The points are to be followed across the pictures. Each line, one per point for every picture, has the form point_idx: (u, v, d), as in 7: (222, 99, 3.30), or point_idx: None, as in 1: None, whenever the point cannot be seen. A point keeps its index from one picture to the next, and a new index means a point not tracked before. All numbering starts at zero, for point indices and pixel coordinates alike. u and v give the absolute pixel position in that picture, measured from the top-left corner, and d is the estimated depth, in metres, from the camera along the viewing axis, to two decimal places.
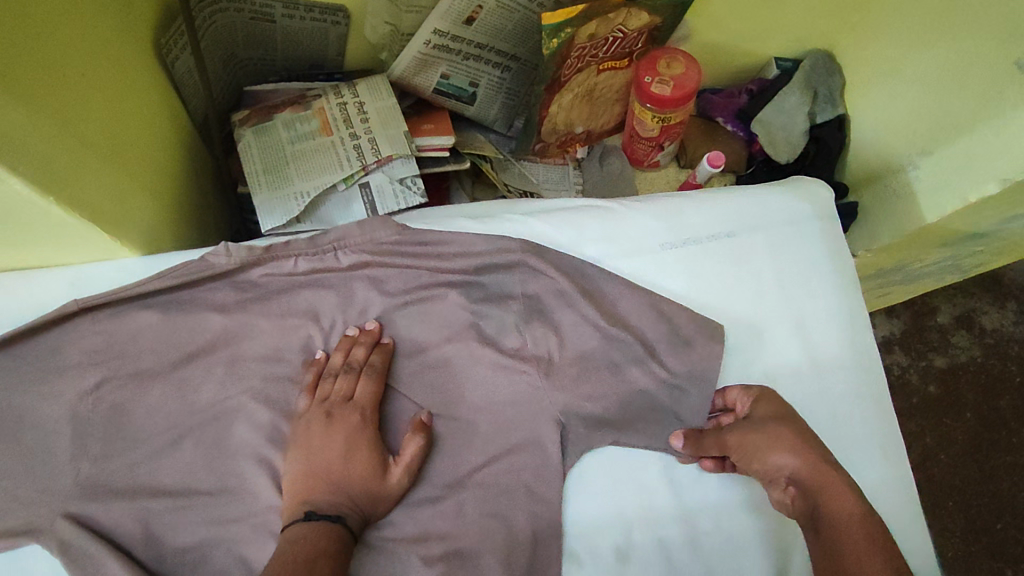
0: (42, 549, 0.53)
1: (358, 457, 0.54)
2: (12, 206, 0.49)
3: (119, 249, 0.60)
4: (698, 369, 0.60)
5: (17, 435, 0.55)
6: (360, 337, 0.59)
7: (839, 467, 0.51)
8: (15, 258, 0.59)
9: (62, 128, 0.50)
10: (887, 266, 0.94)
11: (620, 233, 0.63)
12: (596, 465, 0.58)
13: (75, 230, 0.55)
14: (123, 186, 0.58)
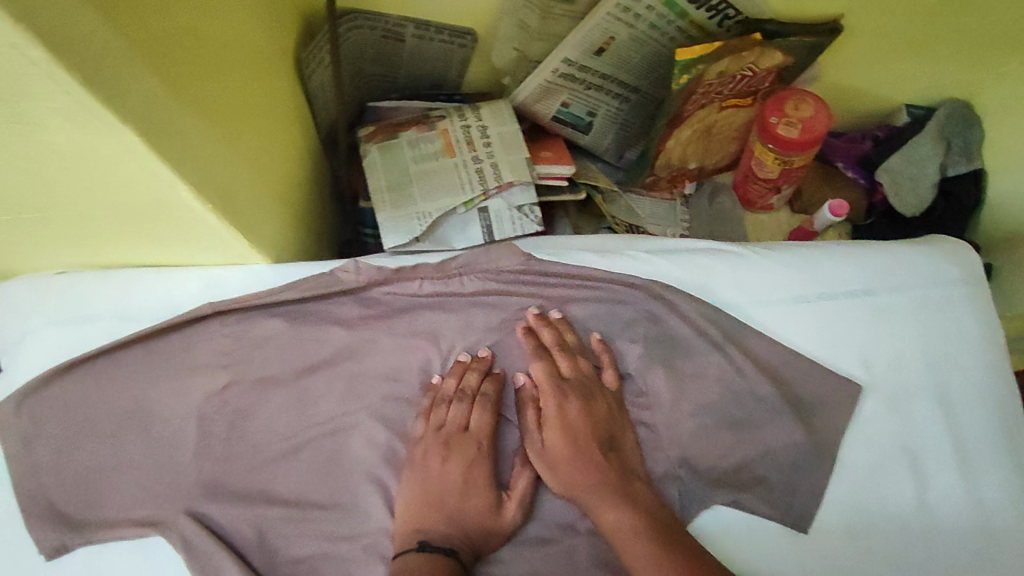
0: (165, 542, 0.55)
1: (474, 492, 0.55)
2: (173, 208, 0.50)
3: (251, 256, 0.61)
4: (822, 429, 0.58)
5: (148, 429, 0.58)
6: (473, 364, 0.59)
7: (581, 478, 0.55)
8: (156, 257, 0.61)
9: (222, 135, 0.52)
10: None
11: (752, 281, 0.62)
12: (716, 521, 0.57)
13: (218, 237, 0.56)
14: (260, 196, 0.59)
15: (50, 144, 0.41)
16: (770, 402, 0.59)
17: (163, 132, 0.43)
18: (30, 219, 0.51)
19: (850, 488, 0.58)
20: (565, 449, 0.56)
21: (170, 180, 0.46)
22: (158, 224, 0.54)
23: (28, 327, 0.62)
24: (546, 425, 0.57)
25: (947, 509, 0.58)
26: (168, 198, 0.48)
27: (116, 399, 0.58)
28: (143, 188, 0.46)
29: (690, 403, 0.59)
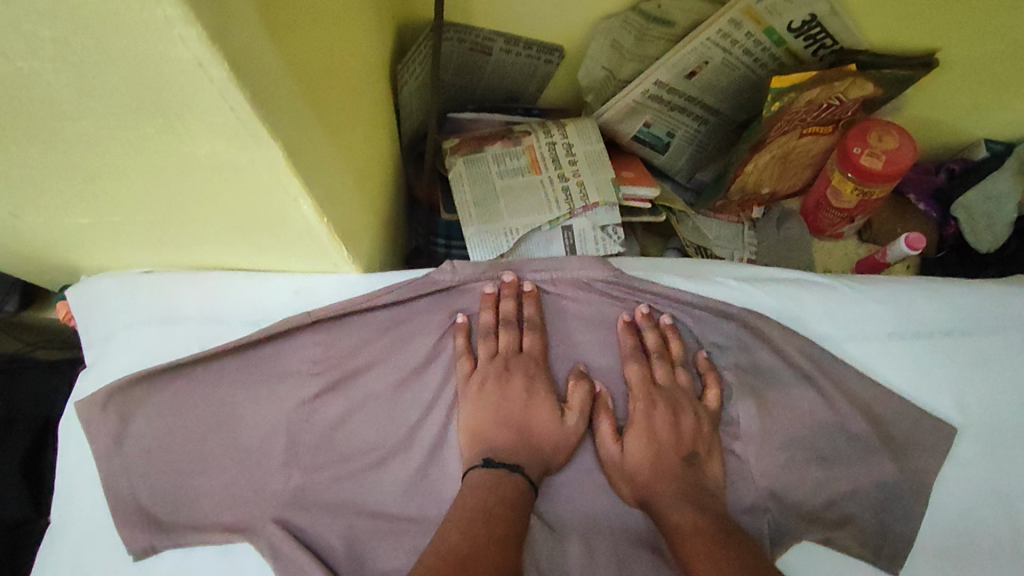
0: (252, 548, 0.54)
1: (538, 403, 0.57)
2: (289, 224, 0.49)
3: (347, 266, 0.61)
4: (917, 468, 0.58)
5: (235, 434, 0.57)
6: (505, 292, 0.61)
7: (659, 479, 0.56)
8: (250, 261, 0.61)
9: (341, 149, 0.51)
10: None
11: (846, 315, 0.62)
12: (803, 561, 0.56)
13: (319, 249, 0.55)
14: (358, 209, 0.59)
15: (191, 155, 0.40)
16: (864, 438, 0.58)
17: (302, 149, 0.41)
18: (140, 222, 0.50)
19: (941, 531, 0.57)
20: (645, 451, 0.57)
21: (295, 194, 0.44)
22: (267, 236, 0.53)
23: (115, 323, 0.63)
24: (634, 431, 0.57)
25: None
26: (286, 213, 0.47)
27: (203, 403, 0.58)
28: (268, 202, 0.46)
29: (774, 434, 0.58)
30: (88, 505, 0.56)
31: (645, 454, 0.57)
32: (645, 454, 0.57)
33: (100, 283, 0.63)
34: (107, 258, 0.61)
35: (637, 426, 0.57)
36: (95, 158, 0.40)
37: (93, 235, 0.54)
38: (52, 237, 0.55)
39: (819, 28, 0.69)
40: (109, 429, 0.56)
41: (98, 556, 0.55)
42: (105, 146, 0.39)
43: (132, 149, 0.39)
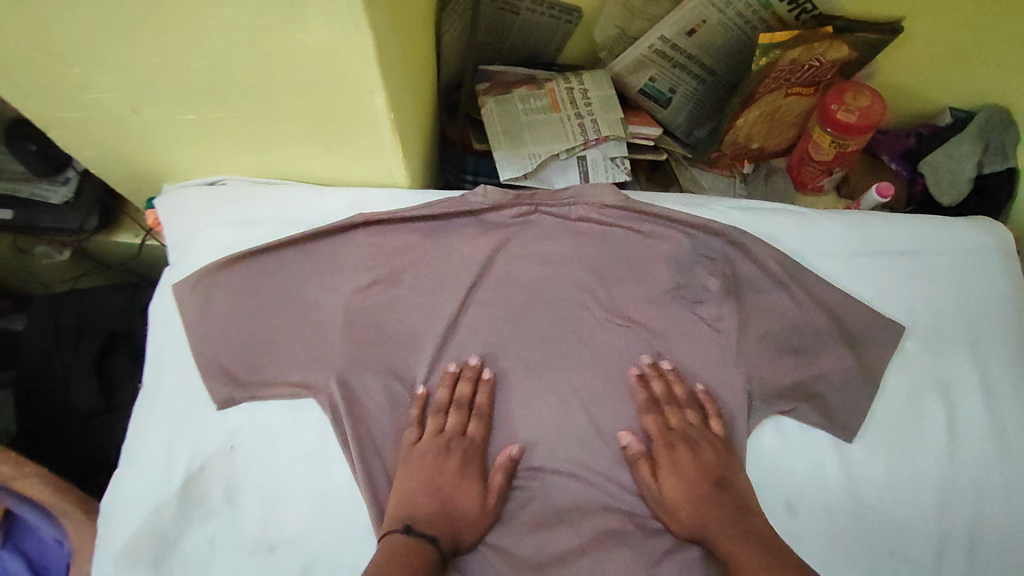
0: (315, 403, 0.66)
1: (467, 485, 0.62)
2: (363, 116, 0.64)
3: (401, 174, 0.75)
4: (871, 359, 0.69)
5: (301, 313, 0.68)
6: (463, 373, 0.66)
7: (691, 489, 0.62)
8: (321, 171, 0.75)
9: (405, 65, 0.66)
10: None
11: (815, 235, 0.73)
12: (773, 432, 0.67)
13: (380, 149, 0.70)
14: (414, 123, 0.74)
15: (302, 44, 0.55)
16: (829, 334, 0.69)
17: (383, 46, 0.57)
18: (241, 117, 0.65)
19: (893, 412, 0.67)
20: (670, 468, 0.63)
21: (373, 88, 0.60)
22: (343, 133, 0.68)
23: (195, 226, 0.73)
24: (662, 454, 0.64)
25: (978, 437, 0.67)
26: (363, 105, 0.63)
27: (275, 287, 0.69)
28: (351, 92, 0.61)
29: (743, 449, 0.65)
30: (176, 365, 0.67)
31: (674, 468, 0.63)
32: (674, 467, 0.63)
33: (185, 189, 0.74)
34: (198, 165, 0.74)
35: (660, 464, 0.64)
36: (231, 49, 0.56)
37: (200, 133, 0.69)
38: (162, 133, 0.69)
39: None
40: (196, 301, 0.68)
41: (187, 405, 0.66)
42: (240, 34, 0.54)
43: (261, 42, 0.54)
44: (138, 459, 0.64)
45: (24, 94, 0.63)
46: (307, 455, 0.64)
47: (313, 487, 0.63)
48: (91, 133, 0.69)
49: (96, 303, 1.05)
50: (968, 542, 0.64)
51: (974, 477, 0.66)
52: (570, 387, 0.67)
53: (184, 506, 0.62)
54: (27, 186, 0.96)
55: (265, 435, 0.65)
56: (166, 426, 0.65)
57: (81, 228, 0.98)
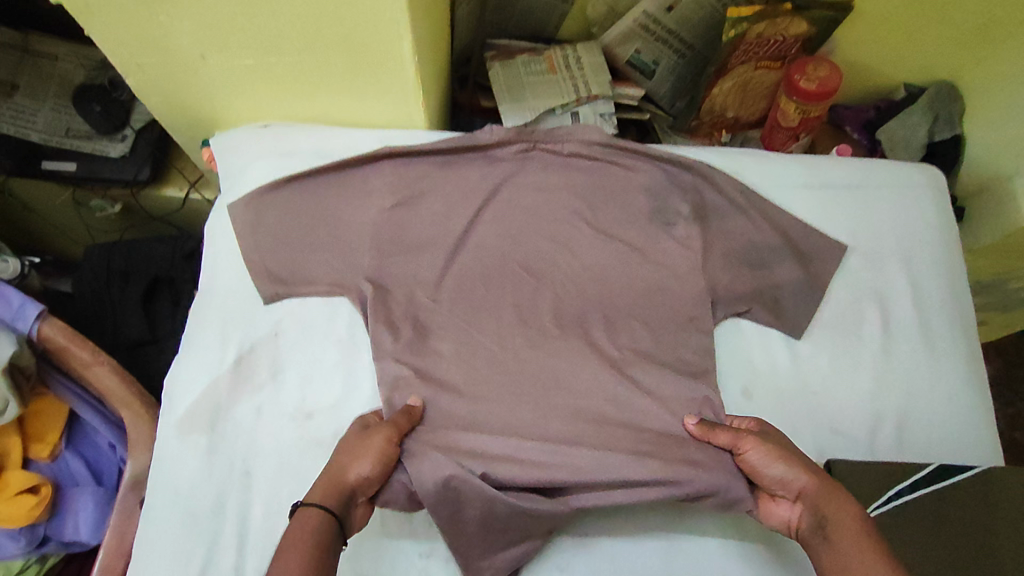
0: (348, 301, 0.79)
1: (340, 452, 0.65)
2: (392, 60, 0.78)
3: (420, 118, 0.89)
4: (818, 271, 0.81)
5: (334, 227, 0.80)
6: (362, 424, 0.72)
7: (831, 481, 0.62)
8: (353, 115, 0.89)
9: (424, 20, 0.79)
10: (986, 276, 1.18)
11: (773, 172, 0.86)
12: (733, 330, 0.79)
13: (403, 93, 0.84)
14: (430, 74, 0.87)
15: None
16: (784, 251, 0.81)
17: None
18: (289, 62, 0.79)
19: (836, 316, 0.80)
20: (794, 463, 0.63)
21: (401, 34, 0.74)
22: (374, 76, 0.81)
23: (244, 159, 0.86)
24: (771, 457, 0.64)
25: (910, 337, 0.79)
26: (391, 51, 0.76)
27: (312, 207, 0.81)
28: (383, 37, 0.74)
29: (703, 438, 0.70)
30: (229, 270, 0.80)
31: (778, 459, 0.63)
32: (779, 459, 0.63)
33: (237, 131, 0.88)
34: (249, 108, 0.88)
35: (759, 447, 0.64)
36: None
37: (253, 77, 0.82)
38: (221, 79, 0.82)
39: None
40: (247, 217, 0.81)
41: (235, 300, 0.78)
42: None
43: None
44: (195, 343, 0.76)
45: (111, 40, 0.76)
46: (339, 341, 0.77)
47: (344, 367, 0.76)
48: (159, 80, 0.83)
49: (142, 251, 1.14)
50: (899, 421, 0.75)
51: (907, 370, 0.77)
52: (562, 292, 0.79)
53: (236, 380, 0.74)
54: (89, 142, 1.10)
55: (304, 324, 0.77)
56: (219, 316, 0.77)
57: (134, 179, 1.10)
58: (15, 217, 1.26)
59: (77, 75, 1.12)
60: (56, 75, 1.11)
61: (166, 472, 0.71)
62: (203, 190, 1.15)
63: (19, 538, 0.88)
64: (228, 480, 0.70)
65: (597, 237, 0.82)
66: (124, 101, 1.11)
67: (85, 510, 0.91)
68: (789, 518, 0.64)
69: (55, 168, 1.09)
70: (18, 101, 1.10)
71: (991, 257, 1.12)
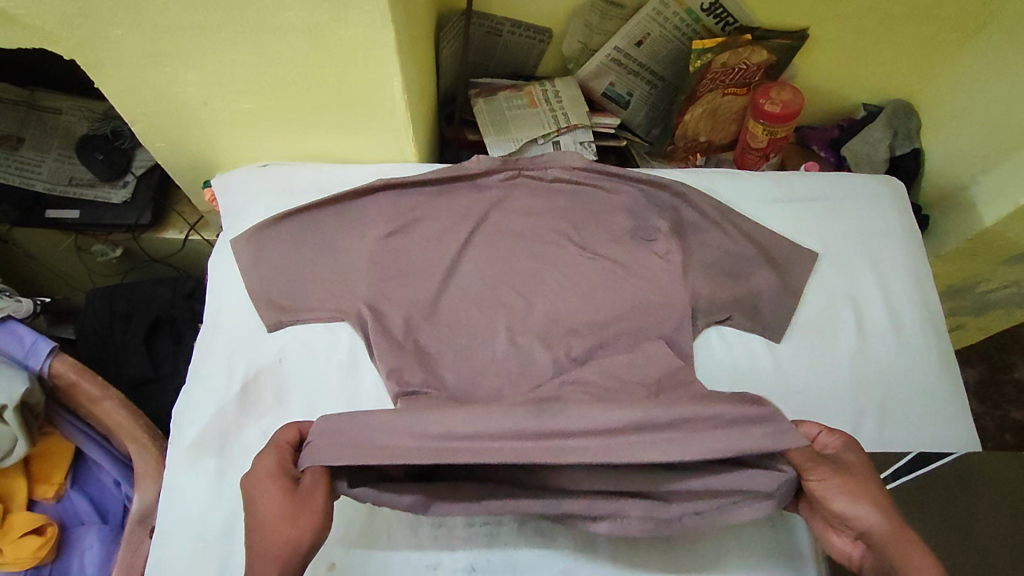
0: (347, 325, 0.81)
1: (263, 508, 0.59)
2: (382, 98, 0.84)
3: (410, 152, 0.94)
4: (793, 277, 0.86)
5: (333, 257, 0.84)
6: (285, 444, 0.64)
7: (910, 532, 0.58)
8: (348, 152, 0.95)
9: (410, 62, 0.85)
10: (960, 281, 1.23)
11: (743, 188, 0.92)
12: (717, 335, 0.83)
13: (394, 129, 0.89)
14: (418, 110, 0.93)
15: (340, 37, 0.74)
16: (758, 261, 0.86)
17: (400, 38, 0.76)
18: (286, 103, 0.85)
19: (812, 319, 0.84)
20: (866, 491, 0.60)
21: (392, 74, 0.79)
22: (366, 115, 0.87)
23: (244, 197, 0.91)
24: (849, 490, 0.60)
25: (884, 335, 0.83)
26: (382, 90, 0.82)
27: (311, 239, 0.86)
28: (375, 78, 0.80)
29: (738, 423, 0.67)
30: (234, 301, 0.83)
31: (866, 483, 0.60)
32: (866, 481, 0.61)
33: (239, 172, 0.93)
34: (249, 149, 0.93)
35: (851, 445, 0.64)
36: (287, 44, 0.75)
37: (252, 120, 0.88)
38: (222, 123, 0.88)
39: (723, 9, 1.03)
40: (249, 251, 0.85)
41: (240, 329, 0.81)
42: (295, 31, 0.73)
43: (313, 37, 0.74)
44: (203, 372, 0.79)
45: (120, 91, 0.82)
46: (340, 364, 0.79)
47: (347, 387, 0.79)
48: (164, 127, 0.88)
49: (143, 292, 1.17)
50: (879, 415, 0.79)
51: (884, 367, 0.81)
52: (553, 308, 0.83)
53: (243, 404, 0.77)
54: (92, 189, 1.15)
55: (306, 349, 0.80)
56: (225, 345, 0.80)
57: (136, 223, 1.15)
58: (17, 266, 1.29)
59: (80, 126, 1.17)
60: (59, 128, 1.17)
61: (177, 497, 0.73)
62: (202, 230, 1.19)
63: None
64: (238, 501, 0.73)
65: (583, 255, 0.86)
66: (126, 149, 1.16)
67: (91, 549, 0.93)
68: (851, 553, 0.61)
69: (59, 216, 1.13)
70: (24, 154, 1.15)
71: (956, 262, 1.17)
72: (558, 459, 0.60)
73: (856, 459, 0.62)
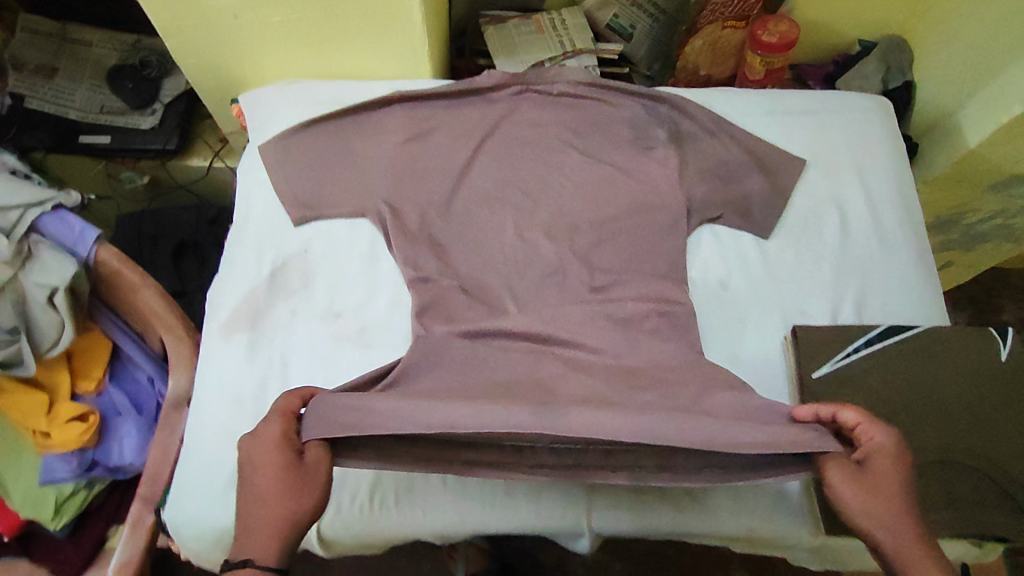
0: (366, 222, 0.88)
1: (267, 475, 0.59)
2: (400, 11, 0.89)
3: (425, 69, 1.00)
4: (782, 184, 0.92)
5: (352, 162, 0.90)
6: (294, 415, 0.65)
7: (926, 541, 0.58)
8: (367, 70, 1.01)
9: None
10: (947, 212, 1.28)
11: (737, 104, 0.98)
12: (709, 232, 0.90)
13: (410, 45, 0.95)
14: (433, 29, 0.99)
15: None
16: (751, 168, 0.92)
17: None
18: (309, 16, 0.90)
19: (798, 219, 0.90)
20: (886, 501, 0.59)
21: None
22: (384, 29, 0.93)
23: (270, 110, 0.97)
24: (871, 500, 0.59)
25: (866, 233, 0.89)
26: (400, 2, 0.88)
27: (333, 145, 0.91)
28: None
29: (740, 400, 0.70)
30: (262, 200, 0.90)
31: (893, 491, 0.59)
32: (894, 489, 0.59)
33: (265, 88, 0.99)
34: (274, 66, 0.99)
35: (887, 446, 0.61)
36: None
37: (277, 34, 0.94)
38: (249, 37, 0.94)
39: None
40: (276, 156, 0.91)
41: (267, 224, 0.88)
42: None
43: None
44: (236, 261, 0.86)
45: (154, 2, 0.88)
46: (361, 255, 0.86)
47: (367, 275, 0.85)
48: (195, 41, 0.95)
49: (169, 217, 1.25)
50: (857, 302, 0.85)
51: (864, 261, 0.88)
52: (557, 209, 0.90)
53: (271, 287, 0.84)
54: (123, 117, 1.22)
55: (329, 241, 0.87)
56: (254, 238, 0.87)
57: (164, 147, 1.22)
58: None
59: (110, 57, 1.24)
60: (90, 58, 1.24)
61: (213, 366, 0.80)
62: (226, 157, 1.27)
63: (70, 461, 0.98)
64: (267, 370, 0.80)
65: (586, 163, 0.92)
66: (154, 79, 1.23)
67: (129, 436, 1.02)
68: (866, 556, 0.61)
69: (92, 141, 1.20)
70: (58, 82, 1.22)
71: (943, 190, 1.23)
72: (567, 417, 0.62)
73: (887, 465, 0.60)
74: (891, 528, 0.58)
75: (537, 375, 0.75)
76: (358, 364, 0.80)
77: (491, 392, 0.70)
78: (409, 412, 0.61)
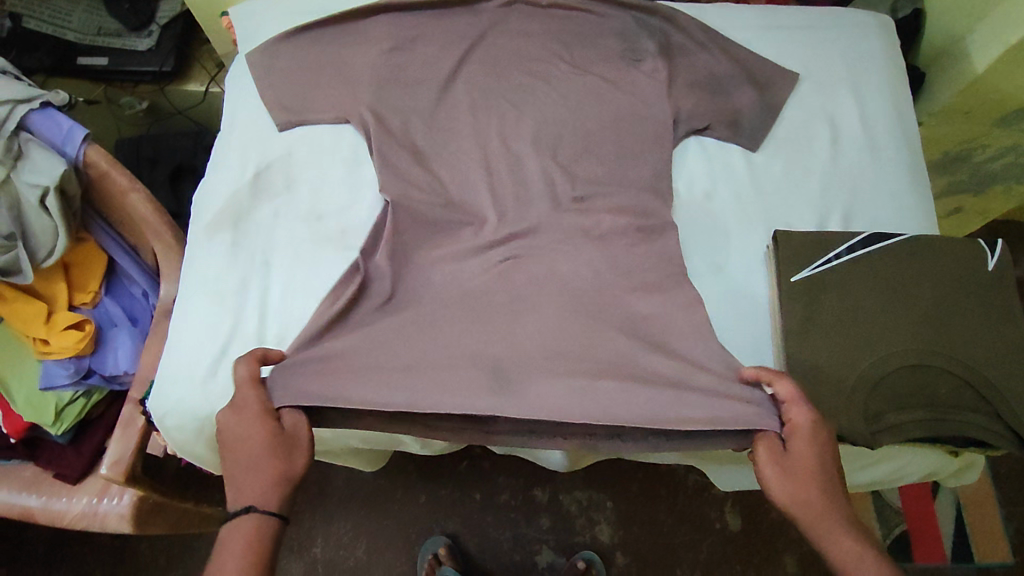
0: (351, 129, 0.88)
1: (257, 437, 0.64)
2: None
3: None
4: (774, 96, 0.89)
5: (337, 66, 0.89)
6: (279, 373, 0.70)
7: (841, 509, 0.60)
8: None
9: None
10: (955, 148, 1.24)
11: (732, 18, 0.95)
12: (696, 144, 0.88)
13: None
14: None
15: None
16: (743, 80, 0.90)
17: None
18: None
19: (789, 132, 0.88)
20: (804, 477, 0.61)
21: None
22: None
23: (258, 20, 0.97)
24: (787, 477, 0.62)
25: (857, 147, 0.87)
26: None
27: (318, 50, 0.90)
28: None
29: (697, 348, 0.74)
30: (248, 107, 0.90)
31: (810, 466, 0.62)
32: (811, 464, 0.62)
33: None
34: None
35: (802, 427, 0.64)
36: None
37: None
38: None
39: None
40: (262, 62, 0.90)
41: (253, 129, 0.88)
42: None
43: None
44: (222, 165, 0.87)
45: None
46: (344, 161, 0.87)
47: (350, 181, 0.86)
48: None
49: (167, 141, 1.26)
50: (844, 214, 0.84)
51: (854, 174, 0.86)
52: (542, 119, 0.88)
53: (255, 189, 0.85)
54: (119, 39, 1.22)
55: (313, 146, 0.87)
56: (240, 143, 0.88)
57: (160, 70, 1.22)
58: None
59: None
60: None
61: (197, 264, 0.82)
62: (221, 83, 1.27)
63: (67, 366, 1.00)
64: (249, 268, 0.81)
65: (574, 74, 0.91)
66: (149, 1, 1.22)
67: (124, 345, 1.04)
68: None
69: (89, 63, 1.21)
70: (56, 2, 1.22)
71: (950, 123, 1.19)
72: (535, 388, 0.71)
73: (804, 443, 0.63)
74: (806, 499, 0.61)
75: (509, 293, 0.79)
76: (337, 265, 0.82)
77: (462, 337, 0.76)
78: (375, 401, 0.69)
